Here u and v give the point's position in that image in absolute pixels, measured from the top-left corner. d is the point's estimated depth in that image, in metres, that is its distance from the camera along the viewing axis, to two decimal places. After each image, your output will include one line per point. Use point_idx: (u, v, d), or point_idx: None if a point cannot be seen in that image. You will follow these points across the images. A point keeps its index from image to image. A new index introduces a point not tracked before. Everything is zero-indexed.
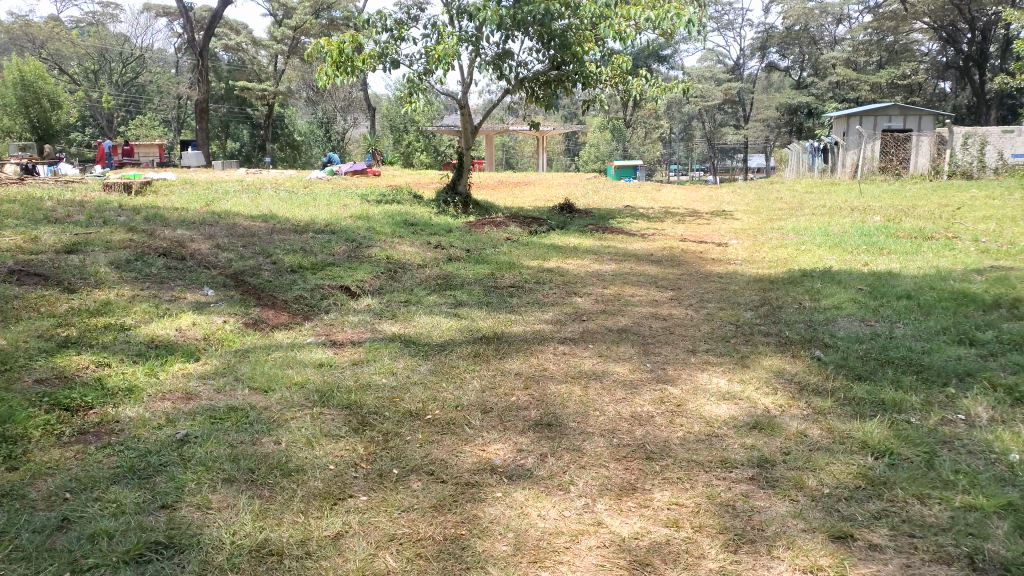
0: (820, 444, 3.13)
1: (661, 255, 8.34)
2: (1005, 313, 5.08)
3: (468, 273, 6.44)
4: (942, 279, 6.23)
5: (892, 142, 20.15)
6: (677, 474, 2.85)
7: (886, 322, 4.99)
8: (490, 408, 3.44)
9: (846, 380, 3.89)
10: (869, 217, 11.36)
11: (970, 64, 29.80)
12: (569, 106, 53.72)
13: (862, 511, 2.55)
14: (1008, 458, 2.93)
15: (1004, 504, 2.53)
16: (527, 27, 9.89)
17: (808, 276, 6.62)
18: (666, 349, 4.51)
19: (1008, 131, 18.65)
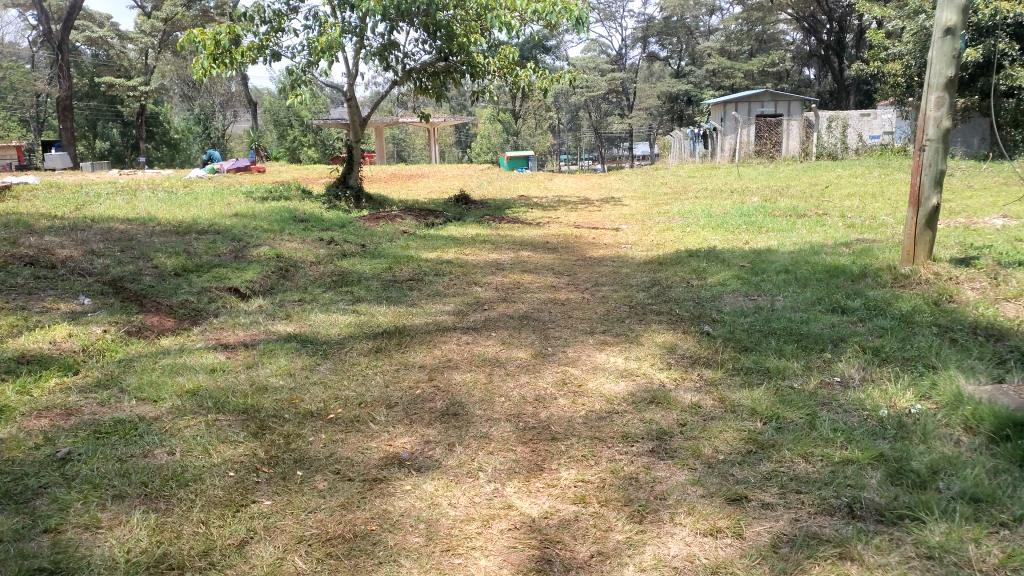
0: (713, 413, 3.28)
1: (556, 242, 8.50)
2: (871, 281, 5.48)
3: (365, 268, 6.34)
4: (815, 253, 6.66)
5: (765, 127, 21.34)
6: (582, 452, 2.93)
7: (767, 296, 5.29)
8: (394, 403, 3.41)
9: (734, 352, 4.10)
10: (747, 198, 11.94)
11: (831, 52, 31.72)
12: (458, 97, 53.63)
13: (754, 473, 2.70)
14: (879, 414, 3.17)
15: (876, 456, 2.74)
16: (413, 18, 9.77)
17: (695, 256, 6.90)
18: (565, 332, 4.61)
19: (866, 114, 20.12)
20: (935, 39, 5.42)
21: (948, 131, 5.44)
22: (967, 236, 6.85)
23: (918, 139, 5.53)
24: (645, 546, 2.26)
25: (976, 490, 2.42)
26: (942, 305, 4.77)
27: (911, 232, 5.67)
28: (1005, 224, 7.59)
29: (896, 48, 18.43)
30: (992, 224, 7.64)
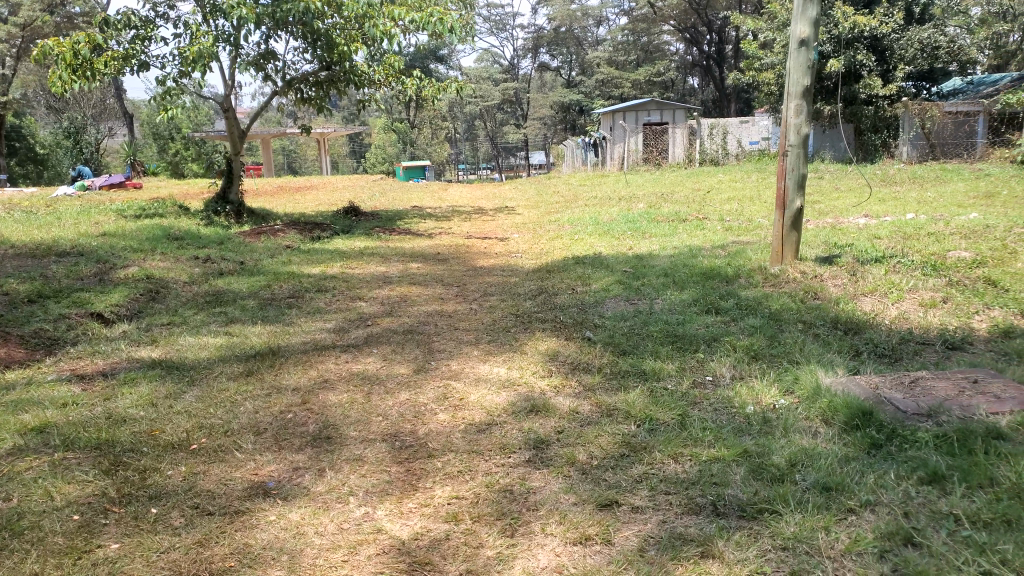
0: (589, 419, 3.31)
1: (446, 253, 8.46)
2: (744, 282, 5.71)
3: (242, 287, 6.08)
4: (693, 256, 6.90)
5: (651, 135, 21.92)
6: (457, 468, 2.88)
7: (647, 300, 5.43)
8: (263, 430, 3.25)
9: (613, 356, 4.16)
10: (634, 205, 12.28)
11: (711, 62, 33.18)
12: (348, 107, 52.75)
13: (626, 477, 2.73)
14: (745, 410, 3.29)
15: (741, 452, 2.83)
16: (290, 26, 9.52)
17: (580, 263, 7.01)
18: (448, 344, 4.56)
19: (745, 121, 21.10)
20: (792, 50, 5.72)
21: (807, 137, 5.75)
22: (832, 236, 7.26)
23: (781, 145, 5.82)
24: (514, 560, 2.24)
25: (828, 480, 2.54)
26: (808, 302, 5.02)
27: (779, 233, 5.95)
28: (866, 224, 8.10)
29: (768, 58, 19.45)
30: (855, 224, 8.14)
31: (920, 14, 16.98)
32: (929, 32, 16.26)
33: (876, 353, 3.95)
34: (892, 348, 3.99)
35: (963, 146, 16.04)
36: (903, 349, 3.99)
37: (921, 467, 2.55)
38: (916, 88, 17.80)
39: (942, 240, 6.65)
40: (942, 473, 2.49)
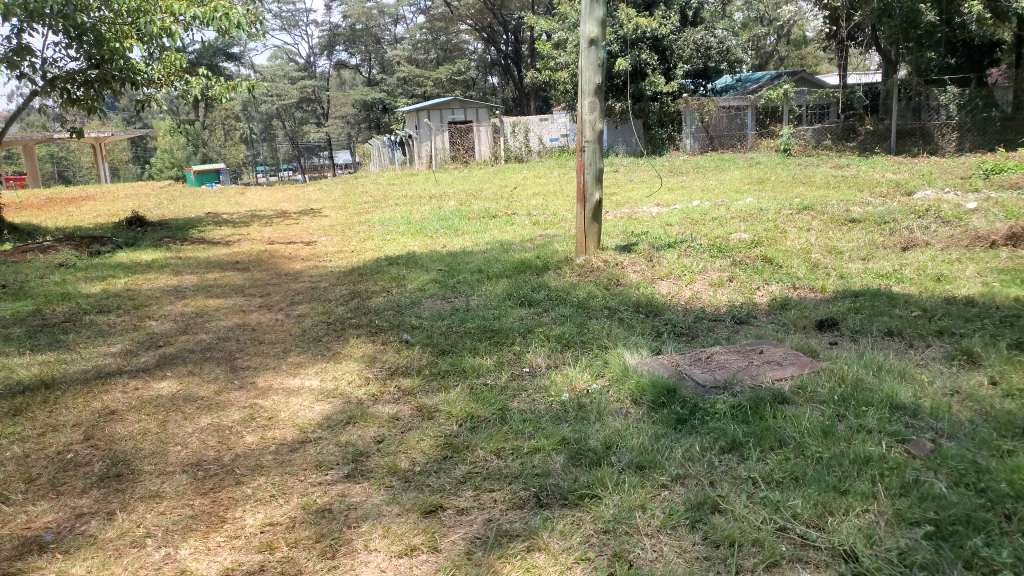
0: (410, 424, 3.22)
1: (248, 260, 7.94)
2: (555, 273, 5.88)
3: (6, 314, 5.31)
4: (505, 251, 7.00)
5: (457, 133, 21.93)
6: (270, 492, 2.68)
7: (462, 297, 5.42)
8: (35, 477, 2.83)
9: (431, 357, 4.09)
10: (444, 203, 12.27)
11: (508, 61, 34.13)
12: (128, 108, 48.26)
13: (449, 480, 2.68)
14: (562, 398, 3.36)
15: (560, 440, 2.88)
16: (48, 19, 8.48)
17: (393, 264, 6.87)
18: (254, 360, 4.26)
19: (545, 119, 21.88)
20: (583, 49, 5.94)
21: (602, 133, 6.05)
22: (630, 225, 7.69)
23: (579, 140, 6.04)
24: None
25: (641, 458, 2.64)
26: (612, 289, 5.27)
27: (582, 225, 6.18)
28: (659, 212, 8.67)
29: (562, 57, 20.31)
30: (649, 213, 8.68)
31: (694, 17, 18.49)
32: (701, 35, 17.90)
33: (675, 333, 4.20)
34: (689, 327, 4.28)
35: (736, 137, 17.85)
36: (698, 326, 4.28)
37: (721, 436, 2.73)
38: (695, 86, 19.27)
39: (723, 224, 7.27)
40: (739, 440, 2.69)
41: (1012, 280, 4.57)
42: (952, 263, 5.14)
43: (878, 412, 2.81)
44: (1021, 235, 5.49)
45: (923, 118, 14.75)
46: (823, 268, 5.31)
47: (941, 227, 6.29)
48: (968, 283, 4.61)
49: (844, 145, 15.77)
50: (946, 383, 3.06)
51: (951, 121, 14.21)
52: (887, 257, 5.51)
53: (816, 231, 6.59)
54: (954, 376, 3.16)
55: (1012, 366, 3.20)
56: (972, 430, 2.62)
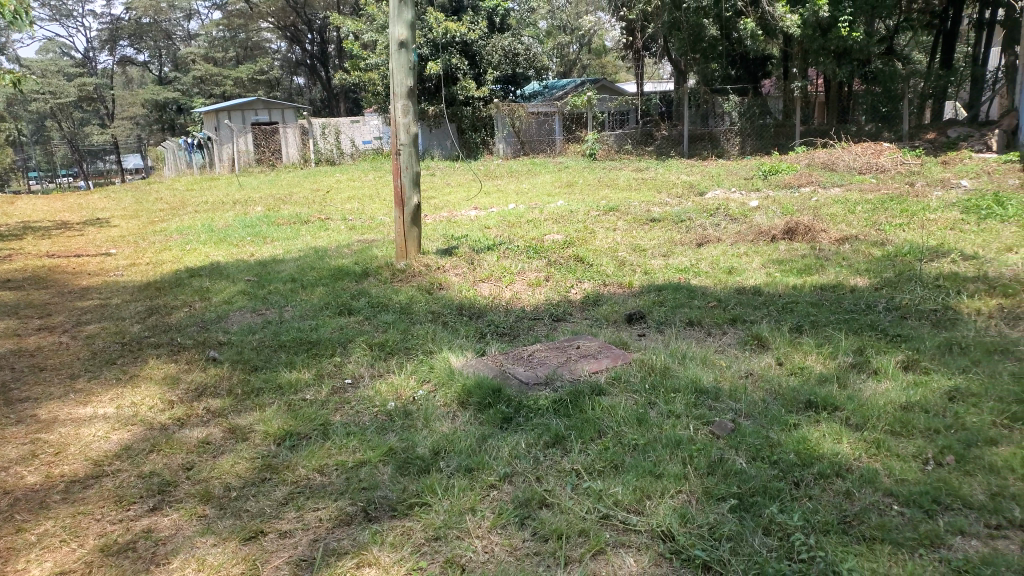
0: (223, 447, 3.00)
1: (22, 278, 7.05)
2: (373, 279, 5.76)
3: None
4: (320, 258, 6.76)
5: (261, 134, 20.80)
6: (59, 536, 2.38)
7: (276, 308, 5.15)
8: None
9: (243, 374, 3.84)
10: (251, 209, 11.63)
11: (315, 61, 33.09)
12: None
13: (269, 503, 2.52)
14: (386, 407, 3.28)
15: (387, 450, 2.80)
16: None
17: (196, 276, 6.39)
18: (34, 390, 3.76)
19: (356, 121, 21.47)
20: (393, 51, 5.86)
21: (416, 136, 6.00)
22: (448, 229, 7.72)
23: (393, 144, 5.96)
24: None
25: (469, 461, 2.64)
26: (433, 294, 5.24)
27: (401, 230, 6.10)
28: (476, 215, 8.78)
29: (372, 59, 19.99)
30: (467, 217, 8.76)
31: (501, 23, 18.64)
32: (508, 41, 18.31)
33: (497, 334, 4.26)
34: (510, 327, 4.35)
35: (546, 142, 18.40)
36: (519, 326, 4.37)
37: (545, 432, 2.80)
38: (505, 91, 19.71)
39: (538, 226, 7.50)
40: (562, 434, 2.77)
41: (789, 270, 5.10)
42: (740, 257, 5.65)
43: (685, 398, 3.01)
44: (795, 230, 6.14)
45: (710, 123, 16.07)
46: (630, 266, 5.63)
47: (729, 224, 6.90)
48: (754, 274, 5.08)
49: (643, 150, 16.89)
50: (740, 367, 3.35)
51: (733, 126, 15.64)
52: (686, 253, 5.95)
53: (623, 231, 6.99)
54: (747, 360, 3.46)
55: (794, 347, 3.56)
56: (764, 408, 2.88)
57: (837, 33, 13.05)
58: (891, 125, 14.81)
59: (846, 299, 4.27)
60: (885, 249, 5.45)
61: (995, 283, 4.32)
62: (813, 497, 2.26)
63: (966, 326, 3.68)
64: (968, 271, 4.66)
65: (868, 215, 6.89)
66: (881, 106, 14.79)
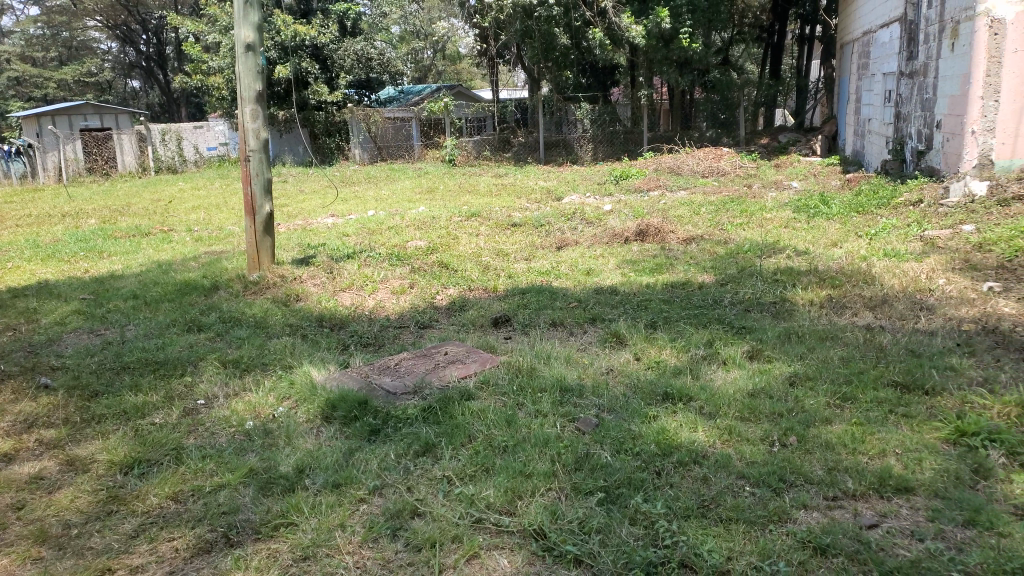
0: (61, 482, 2.74)
1: None
2: (225, 293, 5.47)
3: None
4: (164, 272, 6.34)
5: (92, 141, 18.84)
6: None
7: (116, 328, 4.78)
8: None
9: (81, 401, 3.53)
10: (82, 222, 10.74)
11: (151, 63, 31.04)
12: None
13: (117, 537, 2.33)
14: (245, 426, 3.12)
15: (248, 471, 2.66)
16: None
17: (21, 296, 5.81)
18: None
19: (199, 126, 20.53)
20: (238, 53, 5.60)
21: (267, 142, 5.78)
22: (304, 237, 7.48)
23: (242, 150, 5.70)
24: None
25: (336, 476, 2.56)
26: (292, 306, 5.05)
27: (253, 239, 5.84)
28: (334, 223, 8.57)
29: (215, 62, 19.01)
30: (324, 224, 8.52)
31: (353, 27, 18.22)
32: (361, 46, 17.99)
33: (361, 344, 4.17)
34: (374, 336, 4.27)
35: (403, 147, 18.17)
36: (383, 335, 4.29)
37: (414, 441, 2.77)
38: (359, 96, 19.32)
39: (399, 233, 7.43)
40: (432, 442, 2.75)
41: (643, 270, 5.34)
42: (597, 258, 5.85)
43: (550, 397, 3.07)
44: (647, 231, 6.44)
45: (563, 130, 16.53)
46: (494, 270, 5.69)
47: (586, 228, 7.13)
48: (611, 275, 5.27)
49: (500, 156, 17.13)
50: (602, 364, 3.47)
51: (586, 133, 16.24)
52: (546, 257, 6.09)
53: (484, 236, 7.05)
54: (608, 357, 3.58)
55: (650, 343, 3.73)
56: (626, 402, 2.99)
57: (678, 44, 13.85)
58: (728, 131, 15.85)
59: (695, 295, 4.52)
60: (727, 248, 5.84)
61: (824, 275, 4.73)
62: (673, 484, 2.37)
63: (801, 316, 4.00)
64: (800, 265, 5.06)
65: (712, 216, 7.34)
66: (721, 114, 15.78)
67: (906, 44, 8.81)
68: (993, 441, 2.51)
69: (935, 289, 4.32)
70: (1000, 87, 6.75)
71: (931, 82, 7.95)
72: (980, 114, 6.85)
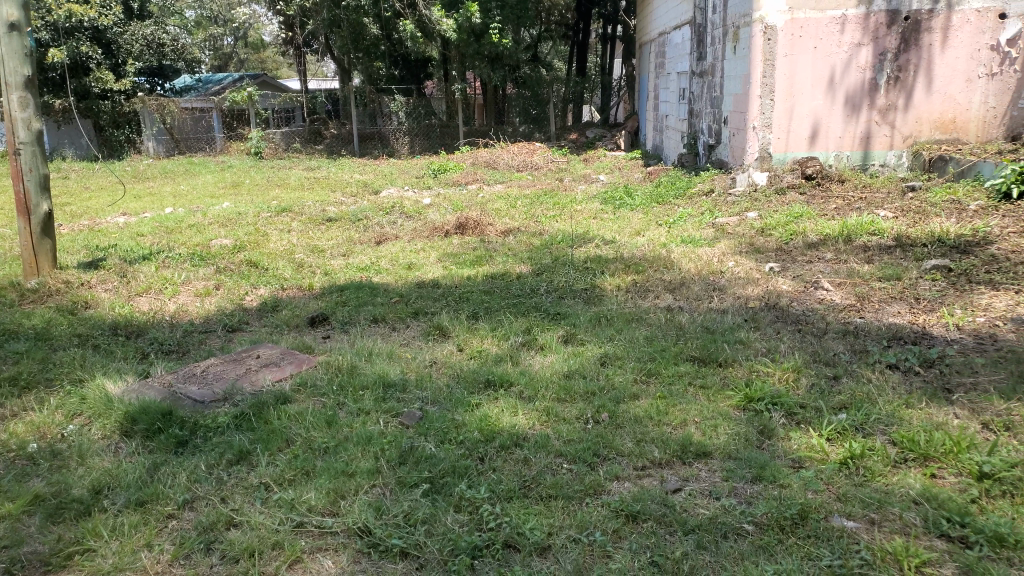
0: None
1: None
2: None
3: None
4: None
5: None
6: None
7: None
8: None
9: None
10: None
11: None
12: None
13: None
14: (27, 450, 2.78)
15: (32, 498, 2.38)
16: None
17: None
18: None
19: None
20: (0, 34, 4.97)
21: (40, 133, 5.20)
22: (92, 239, 6.80)
23: (10, 142, 5.09)
24: None
25: (140, 494, 2.37)
26: (80, 314, 4.59)
27: (28, 242, 5.23)
28: (126, 222, 7.87)
29: None
30: (115, 224, 7.79)
31: (140, 9, 16.76)
32: (150, 30, 16.45)
33: (163, 352, 3.87)
34: (178, 343, 3.99)
35: (203, 140, 17.06)
36: (188, 341, 4.02)
37: (228, 449, 2.63)
38: (150, 84, 17.91)
39: (202, 231, 6.99)
40: (247, 449, 2.62)
41: (463, 262, 5.40)
42: (418, 252, 5.85)
43: (372, 393, 3.04)
44: (466, 224, 6.53)
45: (378, 123, 16.37)
46: (309, 268, 5.51)
47: (404, 222, 7.09)
48: (432, 268, 5.28)
49: (312, 149, 16.40)
50: (424, 357, 3.48)
51: (402, 126, 16.15)
52: (365, 252, 5.99)
53: (298, 233, 6.79)
54: (430, 350, 3.60)
55: (472, 333, 3.79)
56: (449, 393, 3.03)
57: (489, 39, 14.13)
58: (540, 126, 16.49)
59: (514, 285, 4.66)
60: (542, 239, 6.06)
61: (629, 262, 5.05)
62: (496, 468, 2.43)
63: (611, 301, 4.25)
64: (608, 253, 5.38)
65: (527, 209, 7.56)
66: (532, 109, 16.33)
67: (696, 46, 9.58)
68: (776, 404, 2.81)
69: (726, 271, 4.75)
70: (774, 88, 7.55)
71: (718, 82, 8.72)
72: (759, 111, 7.64)
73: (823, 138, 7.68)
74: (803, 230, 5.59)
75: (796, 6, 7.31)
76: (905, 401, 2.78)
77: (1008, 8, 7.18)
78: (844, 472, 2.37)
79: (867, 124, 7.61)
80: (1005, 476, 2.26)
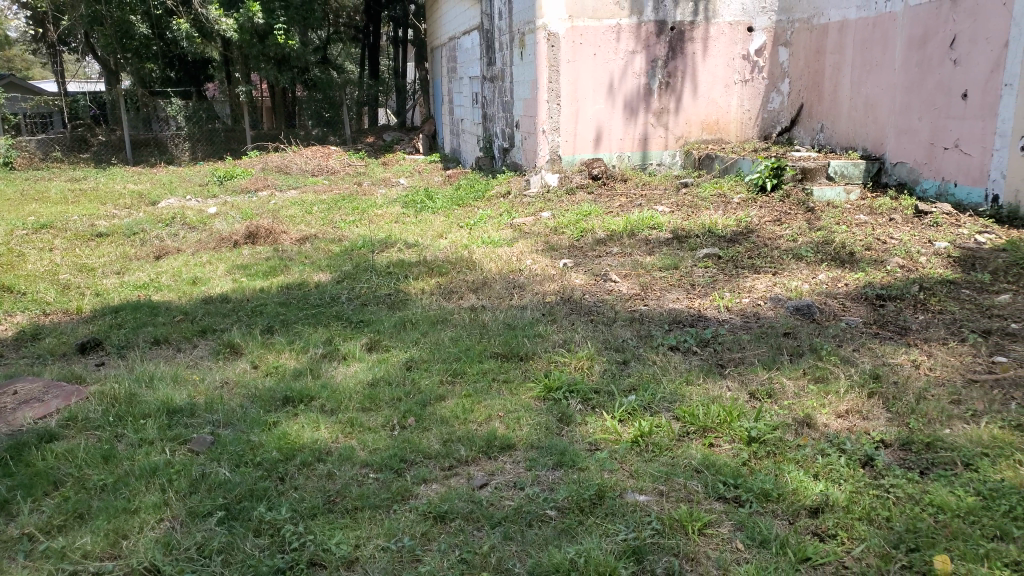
0: None
1: None
2: None
3: None
4: None
5: None
6: None
7: None
8: None
9: None
10: None
11: None
12: None
13: None
14: None
15: None
16: None
17: None
18: None
19: None
20: None
21: None
22: None
23: None
24: None
25: None
26: None
27: None
28: None
29: None
30: None
31: None
32: None
33: None
34: None
35: None
36: None
37: None
38: None
39: None
40: (4, 498, 2.32)
41: (255, 274, 5.16)
42: (204, 266, 5.50)
43: (156, 421, 2.82)
44: (257, 233, 6.24)
45: (154, 128, 15.10)
46: (77, 289, 4.99)
47: (188, 233, 6.65)
48: (221, 282, 4.99)
49: (76, 157, 14.80)
50: (215, 377, 3.27)
51: (180, 132, 15.04)
52: (142, 269, 5.52)
53: (62, 251, 6.13)
54: (221, 369, 3.40)
55: (267, 348, 3.63)
56: (243, 414, 2.87)
57: (274, 40, 13.57)
58: (335, 129, 16.18)
59: (313, 294, 4.53)
60: (341, 245, 5.94)
61: (431, 265, 5.09)
62: (298, 486, 2.35)
63: (414, 304, 4.26)
64: (410, 257, 5.38)
65: (324, 215, 7.37)
66: (325, 112, 15.97)
67: (485, 51, 9.83)
68: (572, 392, 2.96)
69: (523, 269, 4.94)
70: (560, 92, 7.91)
71: (507, 86, 9.03)
72: (547, 116, 7.95)
73: (607, 139, 8.21)
74: (592, 227, 5.94)
75: (575, 15, 7.70)
76: (685, 378, 3.05)
77: (754, 23, 8.12)
78: (635, 450, 2.55)
79: (644, 127, 8.25)
80: (768, 438, 2.55)
